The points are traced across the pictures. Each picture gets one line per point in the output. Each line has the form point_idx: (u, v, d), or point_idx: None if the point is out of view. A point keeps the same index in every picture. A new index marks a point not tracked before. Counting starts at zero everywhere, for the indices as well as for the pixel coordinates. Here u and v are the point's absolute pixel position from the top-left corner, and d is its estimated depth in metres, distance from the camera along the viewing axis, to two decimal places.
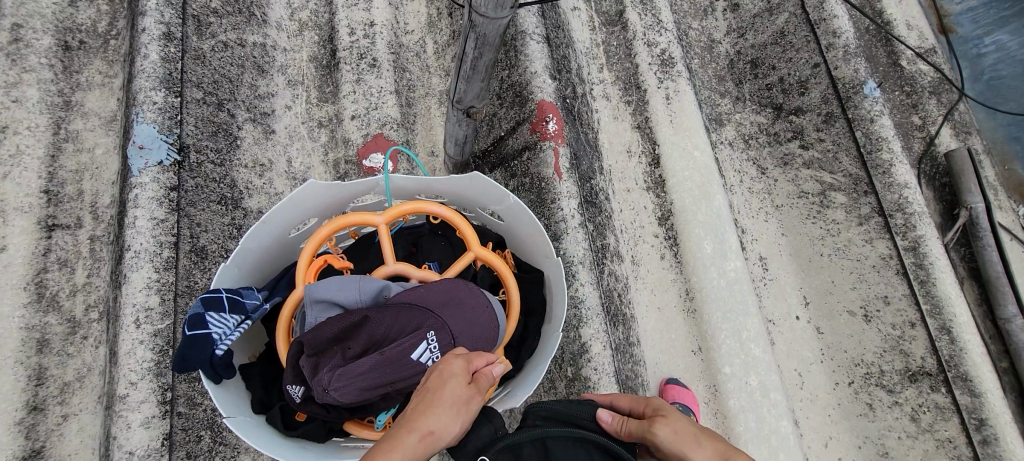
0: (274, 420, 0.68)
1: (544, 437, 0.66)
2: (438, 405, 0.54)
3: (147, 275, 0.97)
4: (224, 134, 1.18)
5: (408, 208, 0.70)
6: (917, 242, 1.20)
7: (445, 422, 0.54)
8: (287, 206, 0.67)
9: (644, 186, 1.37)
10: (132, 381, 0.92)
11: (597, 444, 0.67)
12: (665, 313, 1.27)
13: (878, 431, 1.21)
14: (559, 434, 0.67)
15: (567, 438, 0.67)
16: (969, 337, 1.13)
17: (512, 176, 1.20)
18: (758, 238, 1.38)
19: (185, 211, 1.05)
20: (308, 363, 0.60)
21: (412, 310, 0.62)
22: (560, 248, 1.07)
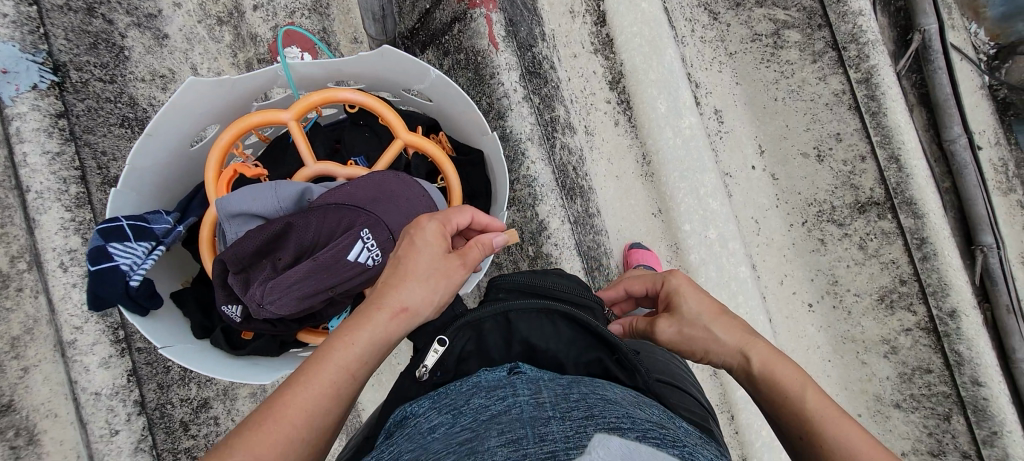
0: (218, 343, 0.72)
1: (506, 310, 0.60)
2: (413, 280, 0.58)
3: (58, 216, 0.90)
4: (106, 45, 1.00)
5: (316, 98, 0.67)
6: (870, 74, 1.17)
7: (419, 295, 0.58)
8: (170, 113, 0.67)
9: (591, 50, 1.27)
10: (77, 325, 0.89)
11: (563, 313, 0.61)
12: (624, 181, 1.24)
13: (828, 263, 1.27)
14: (522, 306, 0.60)
15: (531, 311, 0.60)
16: (916, 160, 1.15)
17: (446, 55, 1.09)
18: (713, 91, 1.33)
19: (83, 140, 0.94)
20: (237, 280, 0.64)
21: (339, 211, 0.64)
22: (505, 128, 1.01)
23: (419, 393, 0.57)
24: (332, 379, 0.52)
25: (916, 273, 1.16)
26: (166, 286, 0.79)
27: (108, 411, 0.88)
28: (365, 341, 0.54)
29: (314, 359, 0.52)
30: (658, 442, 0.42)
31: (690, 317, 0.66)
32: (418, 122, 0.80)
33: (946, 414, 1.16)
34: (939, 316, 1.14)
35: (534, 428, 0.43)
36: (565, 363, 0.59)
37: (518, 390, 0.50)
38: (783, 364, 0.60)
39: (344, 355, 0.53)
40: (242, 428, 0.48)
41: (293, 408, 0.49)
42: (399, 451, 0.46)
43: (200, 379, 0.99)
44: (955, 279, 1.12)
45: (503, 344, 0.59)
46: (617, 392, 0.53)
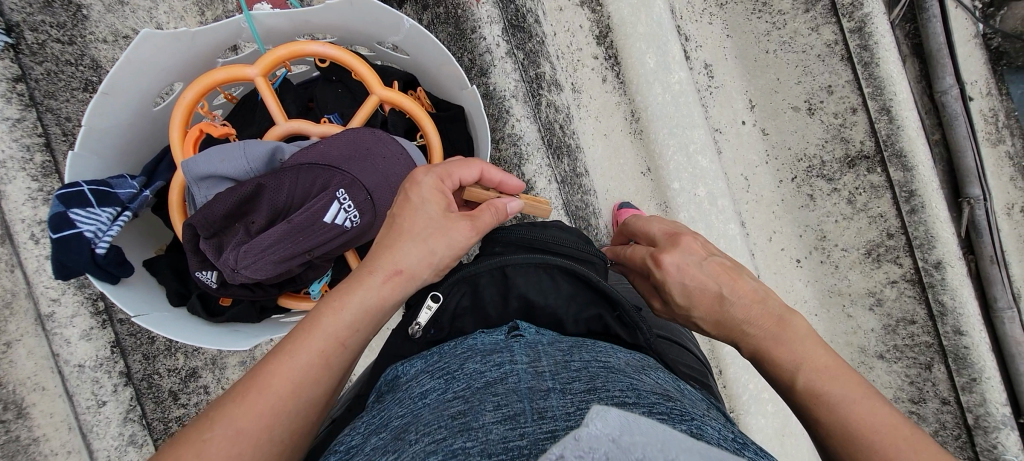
0: (195, 310, 0.71)
1: (503, 265, 0.58)
2: (408, 242, 0.56)
3: (25, 185, 0.86)
4: (61, 3, 0.93)
5: (283, 53, 0.63)
6: (863, 23, 1.13)
7: (414, 257, 0.56)
8: (125, 69, 0.63)
9: (577, 2, 1.22)
10: (53, 297, 0.86)
11: (563, 268, 0.58)
12: (612, 140, 1.22)
13: (817, 218, 1.27)
14: (519, 261, 0.58)
15: (530, 266, 0.58)
16: (907, 111, 1.13)
17: (424, 10, 1.03)
18: (703, 45, 1.29)
19: (44, 105, 0.90)
20: (209, 245, 0.62)
21: (314, 169, 0.62)
22: (489, 85, 0.98)
23: (411, 347, 0.58)
24: (322, 347, 0.50)
25: (904, 226, 1.16)
26: (139, 254, 0.78)
27: (93, 382, 0.88)
28: (356, 307, 0.53)
29: (303, 327, 0.51)
30: (665, 417, 0.40)
31: (682, 311, 0.62)
32: (394, 77, 0.77)
33: (927, 363, 1.19)
34: (924, 267, 1.15)
35: (532, 402, 0.41)
36: (565, 319, 0.58)
37: (515, 357, 0.48)
38: (779, 355, 0.54)
39: (333, 321, 0.51)
40: (229, 397, 0.47)
41: (279, 377, 0.48)
42: (391, 416, 0.45)
43: (187, 347, 0.96)
44: (941, 231, 1.13)
45: (499, 299, 0.58)
46: (620, 355, 0.52)
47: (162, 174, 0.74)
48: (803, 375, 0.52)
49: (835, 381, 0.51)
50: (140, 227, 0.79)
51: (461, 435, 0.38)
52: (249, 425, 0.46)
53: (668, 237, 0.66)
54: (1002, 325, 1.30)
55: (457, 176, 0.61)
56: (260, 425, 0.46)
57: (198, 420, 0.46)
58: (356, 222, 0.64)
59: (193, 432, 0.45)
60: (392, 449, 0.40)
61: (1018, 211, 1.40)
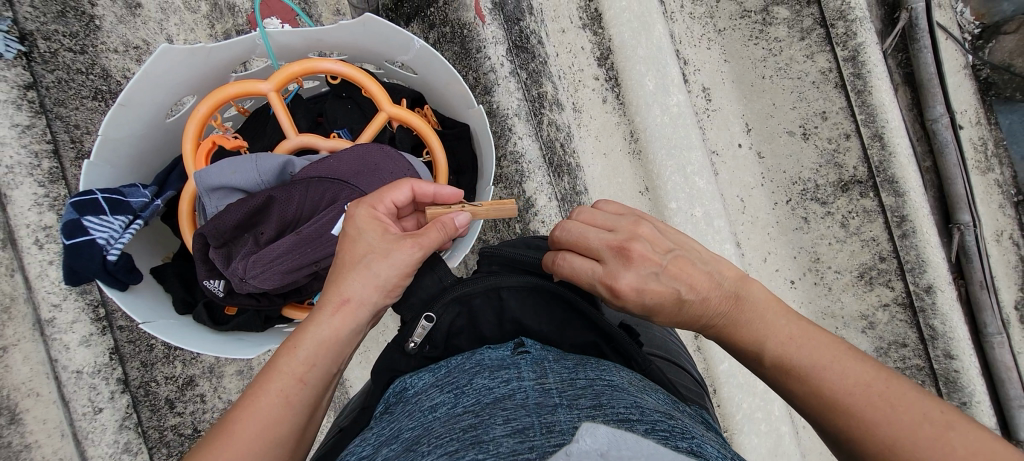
0: (200, 318, 0.72)
1: (497, 287, 0.59)
2: (352, 270, 0.58)
3: (31, 191, 0.87)
4: (74, 12, 0.95)
5: (296, 70, 0.65)
6: (856, 52, 1.17)
7: (361, 286, 0.58)
8: (143, 83, 0.65)
9: (580, 25, 1.25)
10: (54, 303, 0.87)
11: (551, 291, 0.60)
12: (612, 159, 1.26)
13: (811, 241, 1.29)
14: (512, 285, 0.59)
15: (523, 288, 0.60)
16: (898, 136, 1.16)
17: (431, 30, 1.06)
18: (701, 68, 1.32)
19: (54, 112, 0.91)
20: (218, 253, 0.64)
21: (323, 183, 0.64)
22: (492, 103, 1.00)
23: (408, 364, 0.59)
24: (282, 389, 0.52)
25: (896, 249, 1.18)
26: (147, 261, 0.79)
27: (90, 389, 0.88)
28: (309, 346, 0.55)
29: (263, 373, 0.53)
30: (668, 434, 0.41)
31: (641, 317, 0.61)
32: (402, 95, 0.80)
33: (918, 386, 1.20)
34: (915, 291, 1.17)
35: (540, 417, 0.42)
36: (560, 341, 0.60)
37: (522, 374, 0.49)
38: (745, 329, 0.57)
39: (288, 361, 0.53)
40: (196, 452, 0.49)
41: (242, 425, 0.50)
42: (401, 428, 0.47)
43: (186, 356, 0.97)
44: (931, 255, 1.16)
45: (495, 321, 0.60)
46: (623, 374, 0.52)
47: (174, 184, 0.76)
48: (770, 347, 0.55)
49: (807, 350, 0.54)
50: (147, 236, 0.80)
51: (473, 448, 0.39)
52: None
53: (613, 252, 0.58)
54: (991, 350, 1.32)
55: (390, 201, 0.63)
56: None
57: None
58: None
59: None
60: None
61: (1007, 238, 1.42)
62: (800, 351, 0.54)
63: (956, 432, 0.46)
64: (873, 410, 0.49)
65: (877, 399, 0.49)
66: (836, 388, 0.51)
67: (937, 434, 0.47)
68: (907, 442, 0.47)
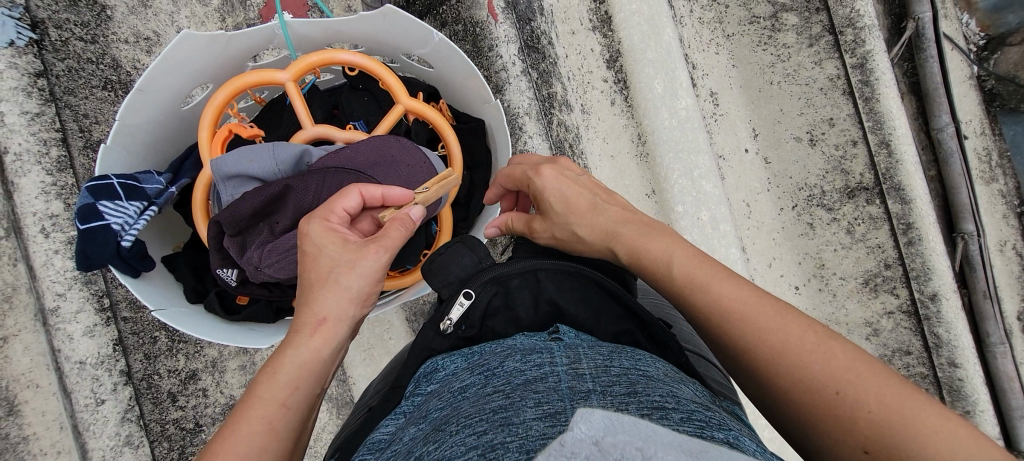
0: (212, 307, 0.71)
1: (534, 269, 0.59)
2: (322, 290, 0.58)
3: (39, 179, 0.86)
4: (86, 2, 0.95)
5: (314, 60, 0.65)
6: (864, 59, 1.18)
7: (333, 303, 0.57)
8: (161, 70, 0.65)
9: (589, 27, 1.25)
10: (59, 292, 0.86)
11: (592, 279, 0.60)
12: (619, 162, 1.25)
13: (817, 246, 1.29)
14: (551, 267, 0.59)
15: (561, 271, 0.60)
16: (904, 143, 1.16)
17: (443, 27, 1.06)
18: (709, 73, 1.33)
19: (64, 101, 0.91)
20: (233, 242, 0.64)
21: (343, 174, 0.64)
22: (504, 101, 1.00)
23: (443, 343, 0.59)
24: (267, 416, 0.51)
25: (901, 257, 1.19)
26: (158, 249, 0.79)
27: (93, 380, 0.87)
28: (287, 370, 0.54)
29: (243, 403, 0.52)
30: (704, 425, 0.40)
31: (560, 221, 0.67)
32: (418, 89, 0.80)
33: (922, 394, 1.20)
34: (920, 298, 1.18)
35: (573, 401, 0.42)
36: (595, 331, 0.59)
37: (555, 359, 0.49)
38: (649, 248, 0.60)
39: (270, 387, 0.52)
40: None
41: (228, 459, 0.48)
42: (429, 410, 0.47)
43: (188, 349, 0.96)
44: (937, 262, 1.16)
45: (530, 303, 0.59)
46: (659, 366, 0.52)
47: (188, 172, 0.75)
48: (676, 263, 0.58)
49: (706, 271, 0.56)
50: (159, 224, 0.80)
51: (502, 429, 0.38)
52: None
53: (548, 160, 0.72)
54: (994, 359, 1.32)
55: (341, 208, 0.61)
56: None
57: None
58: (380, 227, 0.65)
59: None
60: (432, 440, 0.41)
61: (1010, 248, 1.43)
62: (696, 280, 0.56)
63: (834, 343, 0.50)
64: (763, 329, 0.52)
65: (767, 318, 0.52)
66: (728, 308, 0.54)
67: (817, 346, 0.50)
68: (791, 356, 0.50)
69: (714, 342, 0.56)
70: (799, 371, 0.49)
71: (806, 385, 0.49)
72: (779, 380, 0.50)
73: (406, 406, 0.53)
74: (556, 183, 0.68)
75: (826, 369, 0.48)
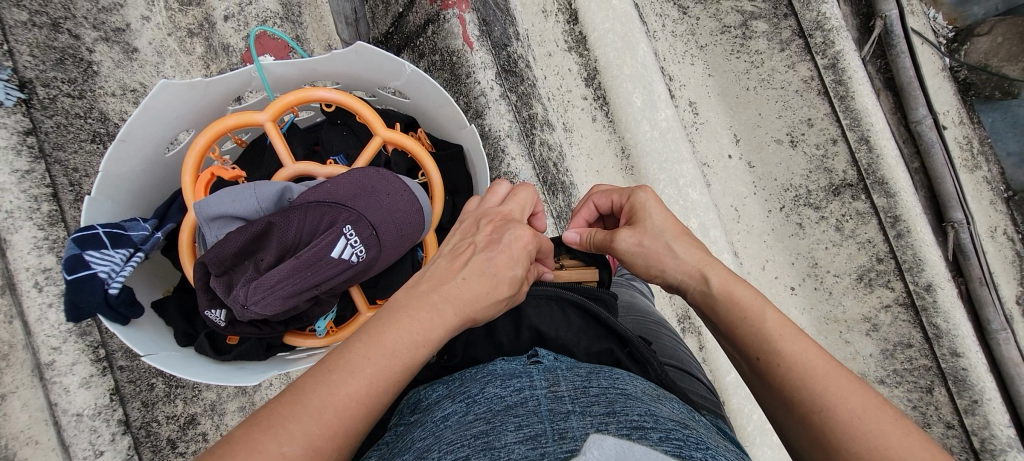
0: (202, 348, 0.72)
1: None
2: (489, 294, 0.57)
3: (31, 234, 0.87)
4: (73, 60, 0.99)
5: (291, 99, 0.67)
6: (836, 60, 1.20)
7: (490, 306, 0.57)
8: (143, 119, 0.66)
9: (566, 48, 1.29)
10: (54, 346, 0.86)
11: (572, 302, 0.64)
12: (605, 176, 1.28)
13: (807, 246, 1.30)
14: (529, 294, 0.64)
15: (539, 297, 0.64)
16: (883, 139, 1.18)
17: (421, 58, 1.09)
18: (686, 83, 1.35)
19: (53, 157, 0.93)
20: (220, 282, 0.64)
21: (325, 206, 0.65)
22: (484, 126, 1.02)
23: (424, 373, 0.61)
24: (397, 375, 0.48)
25: (892, 251, 1.19)
26: (147, 295, 0.79)
27: (91, 432, 0.86)
28: (432, 334, 0.51)
29: (382, 346, 0.48)
30: (682, 444, 0.41)
31: (653, 230, 0.69)
32: (395, 120, 0.81)
33: (928, 386, 1.19)
34: (915, 290, 1.17)
35: (553, 423, 0.42)
36: (576, 350, 0.60)
37: (534, 382, 0.49)
38: (739, 288, 0.61)
39: (413, 356, 0.49)
40: (302, 411, 0.44)
41: (354, 401, 0.45)
42: (412, 440, 0.47)
43: (186, 394, 0.98)
44: (928, 254, 1.16)
45: (512, 329, 0.62)
46: (636, 383, 0.52)
47: (173, 216, 0.76)
48: (768, 309, 0.58)
49: (788, 327, 0.57)
50: (147, 271, 0.81)
51: (483, 454, 0.39)
52: (325, 445, 0.44)
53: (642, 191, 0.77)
54: (998, 346, 1.31)
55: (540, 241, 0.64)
56: (329, 448, 0.44)
57: (256, 426, 0.43)
58: (363, 257, 0.66)
59: (269, 446, 0.42)
60: None
61: (1001, 234, 1.44)
62: (786, 334, 0.56)
63: (913, 428, 0.49)
64: (844, 393, 0.51)
65: (851, 382, 0.52)
66: (813, 364, 0.53)
67: (896, 424, 0.49)
68: (871, 425, 0.49)
69: (780, 395, 0.55)
70: (877, 442, 0.48)
71: (881, 454, 0.48)
72: (851, 445, 0.49)
73: (389, 435, 0.53)
74: (655, 200, 0.72)
75: (904, 444, 0.48)
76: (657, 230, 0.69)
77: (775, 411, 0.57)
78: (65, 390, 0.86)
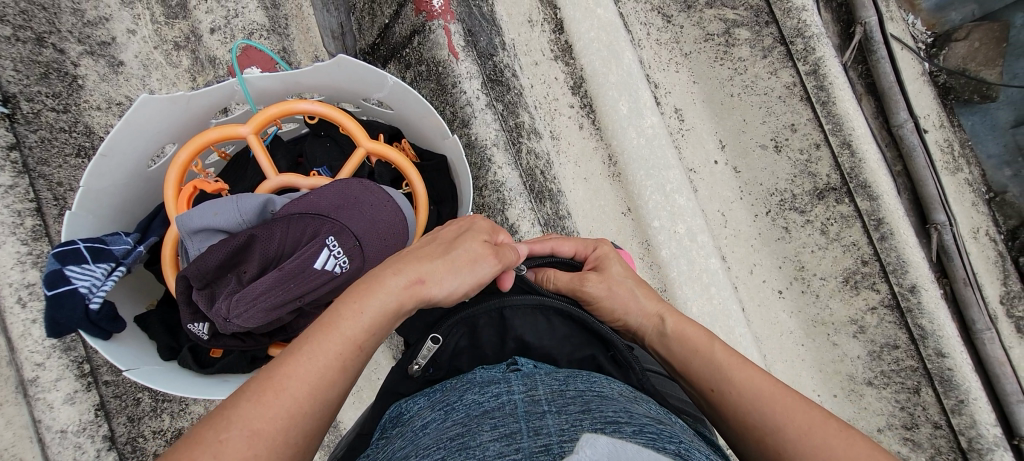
0: (186, 362, 0.72)
1: (500, 307, 0.62)
2: (439, 261, 0.60)
3: (14, 249, 0.86)
4: (58, 74, 0.99)
5: (273, 112, 0.67)
6: (817, 66, 1.21)
7: (441, 275, 0.59)
8: (125, 133, 0.66)
9: (551, 57, 1.31)
10: (38, 361, 0.86)
11: (556, 310, 0.63)
12: (592, 183, 1.29)
13: (794, 250, 1.31)
14: (515, 303, 0.62)
15: (524, 308, 0.62)
16: (865, 143, 1.20)
17: (407, 68, 1.09)
18: (671, 91, 1.37)
19: (37, 171, 0.92)
20: (201, 295, 0.64)
21: (305, 217, 0.66)
22: (470, 136, 1.02)
23: (407, 385, 0.60)
24: (338, 349, 0.52)
25: (876, 253, 1.21)
26: (130, 309, 0.79)
27: (75, 449, 0.85)
28: (372, 303, 0.55)
29: (318, 329, 0.53)
30: (656, 436, 0.41)
31: (618, 278, 0.71)
32: (380, 131, 0.82)
33: (914, 387, 1.20)
34: (900, 291, 1.19)
35: (528, 422, 0.43)
36: (559, 358, 0.61)
37: (512, 387, 0.50)
38: (688, 327, 0.66)
39: (352, 325, 0.53)
40: (241, 398, 0.48)
41: (290, 379, 0.49)
42: (392, 449, 0.47)
43: (173, 408, 0.97)
44: (912, 256, 1.18)
45: (496, 340, 0.62)
46: (614, 387, 0.53)
47: (156, 230, 0.76)
48: (716, 345, 0.63)
49: (733, 358, 0.61)
50: (130, 285, 0.81)
51: (459, 454, 0.40)
52: (264, 428, 0.47)
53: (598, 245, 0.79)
54: (983, 346, 1.33)
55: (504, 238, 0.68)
56: (270, 424, 0.47)
57: (207, 421, 0.46)
58: (348, 269, 0.67)
59: (209, 430, 0.46)
60: None
61: (983, 234, 1.46)
62: (733, 363, 0.61)
63: (858, 438, 0.52)
64: (787, 412, 0.55)
65: (795, 402, 0.56)
66: (761, 390, 0.58)
67: (841, 436, 0.52)
68: (816, 439, 0.53)
69: (736, 422, 0.58)
70: (825, 455, 0.51)
71: None
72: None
73: (371, 448, 0.53)
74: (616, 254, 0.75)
75: (850, 454, 0.51)
76: (620, 278, 0.71)
77: (736, 444, 0.59)
78: (48, 407, 0.85)
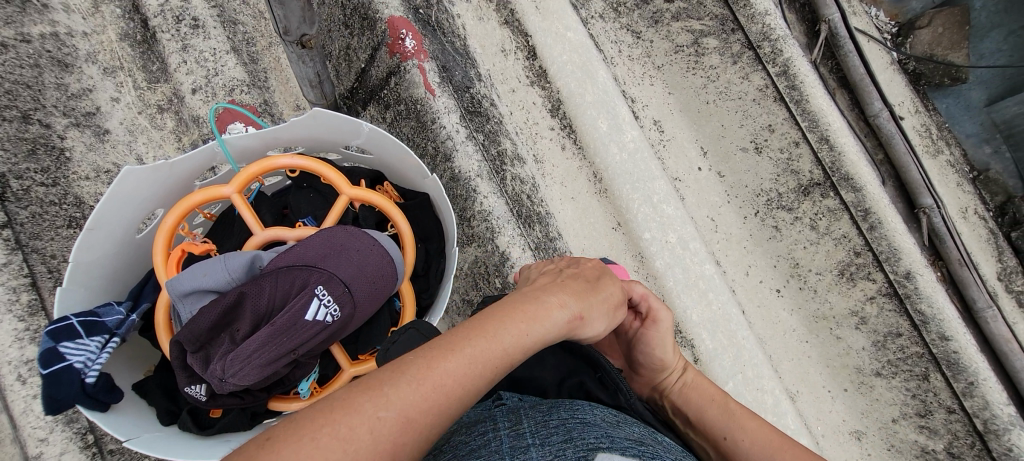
0: (186, 426, 0.72)
1: None
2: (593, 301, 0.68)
3: (11, 327, 0.86)
4: (45, 149, 1.01)
5: (253, 170, 0.68)
6: (786, 66, 1.23)
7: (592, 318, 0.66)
8: (109, 206, 0.68)
9: (527, 82, 1.34)
10: (41, 437, 0.85)
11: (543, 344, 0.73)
12: (580, 201, 1.30)
13: (787, 248, 1.32)
14: None
15: None
16: (842, 137, 1.21)
17: (387, 109, 1.11)
18: (648, 104, 1.39)
19: (31, 246, 0.93)
20: (196, 357, 0.64)
21: (296, 268, 0.67)
22: (453, 169, 1.03)
23: None
24: (497, 360, 0.53)
25: (868, 243, 1.21)
26: (127, 379, 0.79)
27: None
28: (536, 329, 0.58)
29: (485, 335, 0.54)
30: None
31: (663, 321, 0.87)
32: (360, 175, 0.83)
33: (923, 374, 1.20)
34: (896, 279, 1.19)
35: (513, 457, 0.43)
36: (547, 388, 0.67)
37: (498, 423, 0.50)
38: (703, 383, 0.84)
39: (518, 341, 0.56)
40: (399, 380, 0.47)
41: (452, 376, 0.49)
42: None
43: None
44: (902, 242, 1.19)
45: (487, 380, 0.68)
46: (597, 412, 0.53)
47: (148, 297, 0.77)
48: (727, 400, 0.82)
49: (741, 413, 0.80)
50: (127, 355, 0.81)
51: None
52: (416, 417, 0.46)
53: None
54: (986, 324, 1.33)
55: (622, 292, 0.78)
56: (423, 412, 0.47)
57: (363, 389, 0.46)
58: (339, 316, 0.67)
59: (367, 402, 0.45)
60: None
61: (972, 214, 1.47)
62: (744, 415, 0.79)
63: None
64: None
65: (798, 452, 0.73)
66: (768, 441, 0.75)
67: None
68: None
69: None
70: None
71: None
72: None
73: None
74: None
75: None
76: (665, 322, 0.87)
77: None
78: None
